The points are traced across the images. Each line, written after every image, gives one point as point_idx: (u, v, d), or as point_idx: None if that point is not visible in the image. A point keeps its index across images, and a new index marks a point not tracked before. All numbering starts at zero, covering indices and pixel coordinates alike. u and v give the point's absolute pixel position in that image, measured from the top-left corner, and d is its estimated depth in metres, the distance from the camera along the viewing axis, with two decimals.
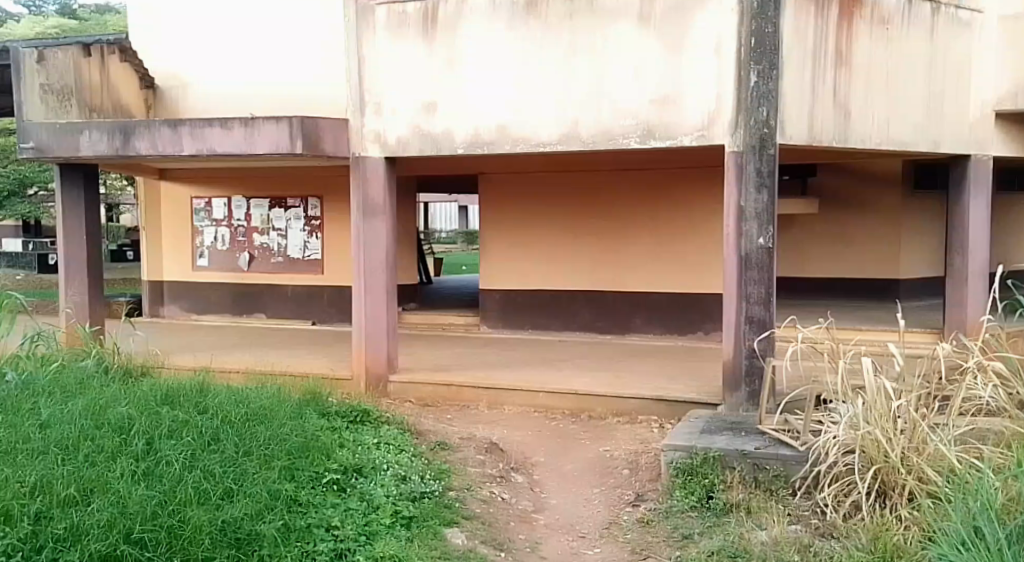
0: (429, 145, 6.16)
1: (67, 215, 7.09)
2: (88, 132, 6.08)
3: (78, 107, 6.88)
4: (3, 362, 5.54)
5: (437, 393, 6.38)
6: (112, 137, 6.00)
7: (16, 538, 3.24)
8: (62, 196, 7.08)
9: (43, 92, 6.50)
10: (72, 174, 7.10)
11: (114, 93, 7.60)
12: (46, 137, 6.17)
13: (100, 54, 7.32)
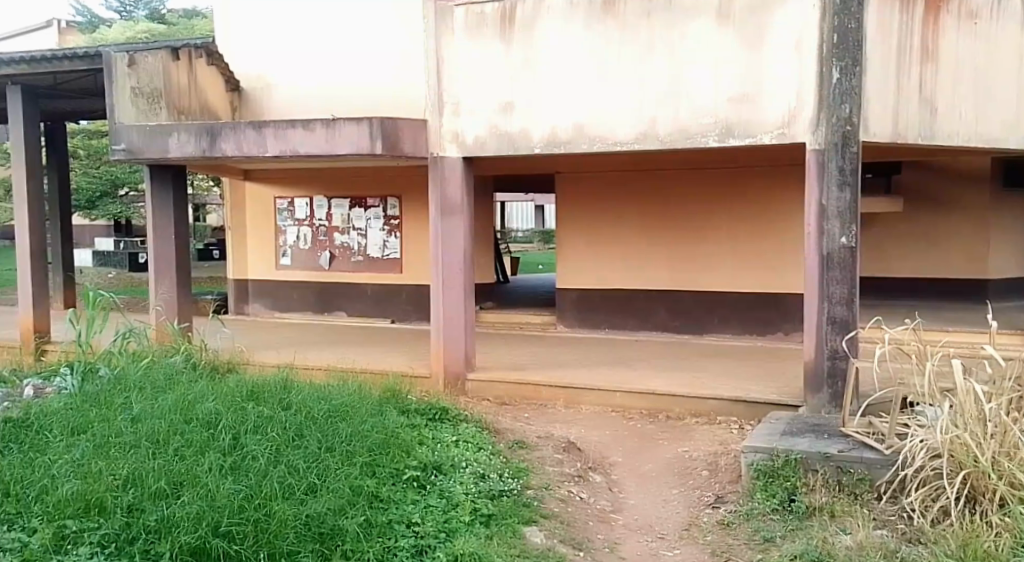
0: (506, 146, 6.20)
1: (156, 214, 7.29)
2: (177, 134, 6.31)
3: (167, 109, 7.14)
4: (97, 359, 5.78)
5: (512, 391, 6.46)
6: (200, 139, 6.22)
7: (112, 530, 3.63)
8: (153, 195, 7.29)
9: (133, 95, 6.75)
10: (162, 174, 7.30)
11: (201, 95, 7.95)
12: (137, 138, 6.41)
13: (187, 57, 7.64)
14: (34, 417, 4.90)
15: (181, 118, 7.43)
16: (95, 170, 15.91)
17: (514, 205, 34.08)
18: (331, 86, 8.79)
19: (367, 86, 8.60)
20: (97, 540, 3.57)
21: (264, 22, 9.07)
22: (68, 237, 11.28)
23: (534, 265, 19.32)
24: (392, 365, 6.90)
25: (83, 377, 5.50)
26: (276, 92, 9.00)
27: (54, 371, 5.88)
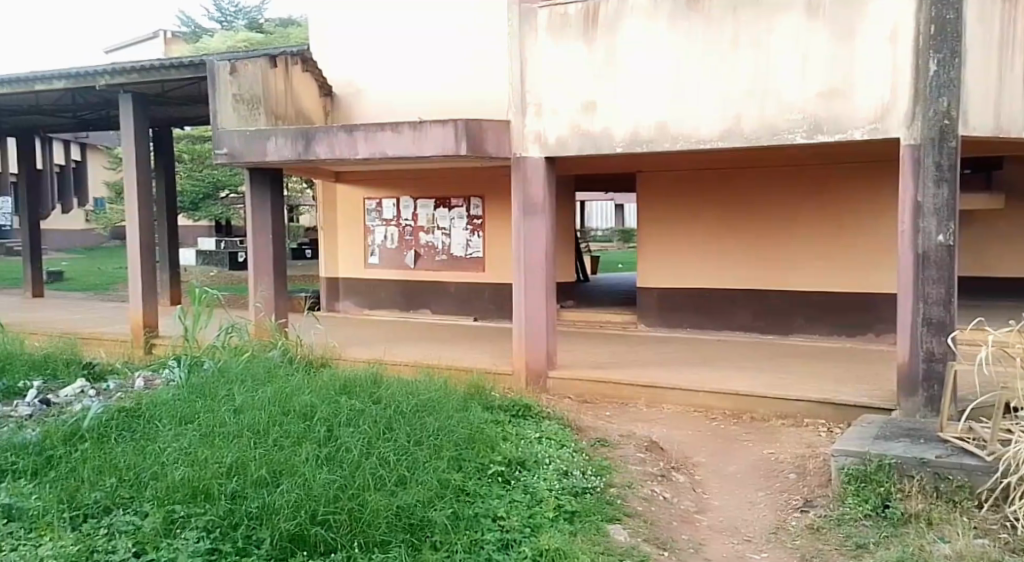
0: (588, 145, 6.24)
1: (256, 215, 7.66)
2: (274, 138, 6.70)
3: (265, 114, 7.59)
4: (202, 353, 6.13)
5: (594, 390, 6.50)
6: (296, 142, 6.60)
7: (217, 516, 3.82)
8: (251, 197, 7.64)
9: (235, 102, 7.15)
10: (262, 177, 7.64)
11: (297, 101, 8.38)
12: (238, 144, 6.86)
13: (285, 65, 8.05)
14: (146, 407, 5.21)
15: (278, 123, 7.86)
16: (200, 174, 16.37)
17: (591, 205, 33.81)
18: (416, 89, 9.03)
19: (451, 89, 8.80)
20: (203, 525, 3.76)
21: (352, 26, 9.37)
22: (173, 237, 11.93)
23: (613, 264, 19.20)
24: (479, 363, 7.05)
25: (190, 369, 5.84)
26: (365, 96, 9.35)
27: (162, 364, 6.35)
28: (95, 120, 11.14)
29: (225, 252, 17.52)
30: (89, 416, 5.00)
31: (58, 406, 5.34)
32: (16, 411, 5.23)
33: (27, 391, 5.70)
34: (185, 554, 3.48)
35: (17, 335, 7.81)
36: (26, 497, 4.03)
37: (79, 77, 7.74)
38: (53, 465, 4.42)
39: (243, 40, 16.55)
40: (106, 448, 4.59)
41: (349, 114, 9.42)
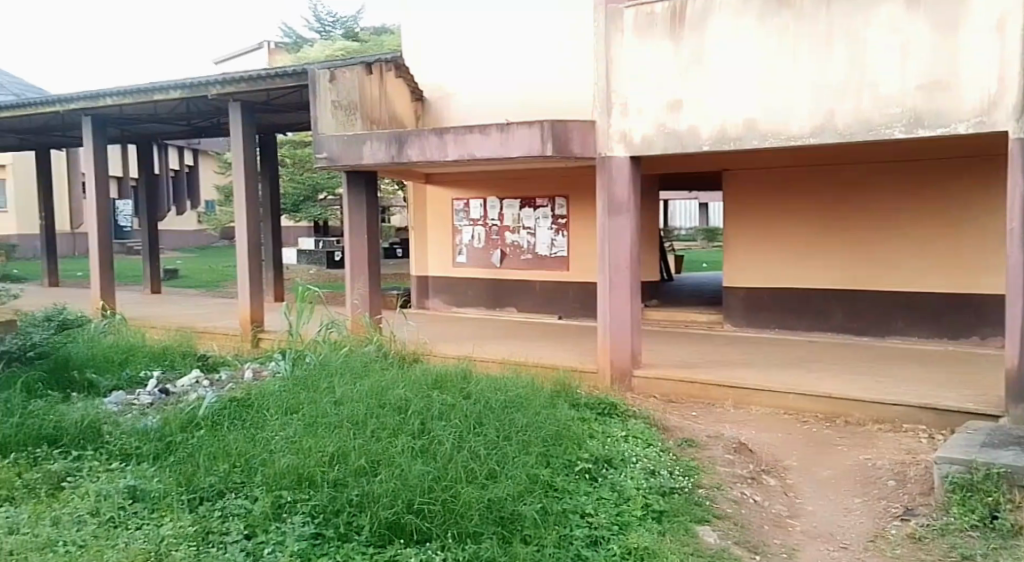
0: (673, 144, 6.21)
1: (353, 214, 7.97)
2: (369, 143, 7.15)
3: (360, 119, 7.93)
4: (304, 347, 6.46)
5: (682, 389, 6.46)
6: (389, 146, 7.01)
7: (321, 502, 4.03)
8: (349, 198, 7.96)
9: (334, 108, 7.52)
10: (356, 177, 7.91)
11: (390, 105, 8.74)
12: (336, 148, 7.33)
13: (379, 72, 8.42)
14: (255, 397, 5.55)
15: (374, 128, 8.20)
16: (301, 177, 16.98)
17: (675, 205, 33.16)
18: (503, 91, 9.18)
19: (538, 90, 8.90)
20: (308, 510, 3.98)
21: (442, 31, 9.62)
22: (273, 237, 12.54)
23: (699, 264, 18.86)
24: (566, 360, 7.13)
25: (294, 363, 6.20)
26: (453, 99, 9.58)
27: (269, 358, 6.79)
28: (206, 127, 11.83)
29: (322, 251, 18.16)
30: (203, 404, 5.35)
31: (177, 394, 5.80)
32: (140, 399, 5.71)
33: (149, 380, 6.20)
34: (292, 537, 3.68)
35: (139, 328, 8.44)
36: (149, 479, 4.35)
37: (193, 86, 8.26)
38: (173, 450, 4.75)
39: (340, 48, 17.07)
40: (219, 435, 4.90)
41: (440, 118, 9.68)
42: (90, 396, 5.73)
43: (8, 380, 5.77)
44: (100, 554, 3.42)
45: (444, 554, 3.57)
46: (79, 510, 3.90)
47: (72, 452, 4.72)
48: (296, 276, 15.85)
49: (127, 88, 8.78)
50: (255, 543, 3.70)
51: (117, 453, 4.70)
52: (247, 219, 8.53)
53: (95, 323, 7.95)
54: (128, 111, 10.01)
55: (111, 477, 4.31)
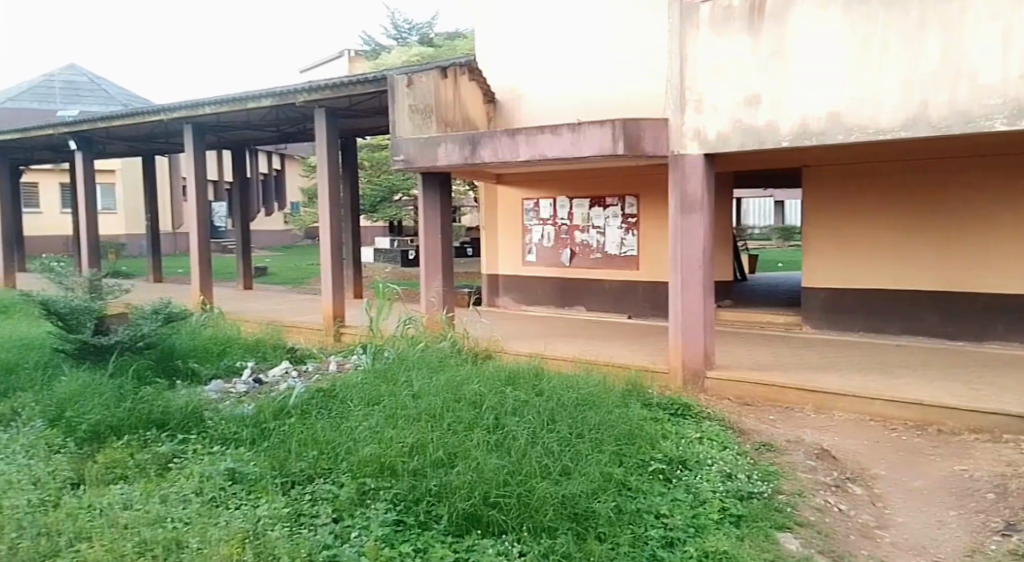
0: (750, 139, 6.17)
1: (427, 215, 8.22)
2: (444, 145, 7.49)
3: (436, 122, 8.18)
4: (382, 342, 6.74)
5: (758, 392, 6.40)
6: (462, 147, 7.34)
7: (402, 490, 4.20)
8: (424, 198, 8.20)
9: (411, 112, 7.84)
10: (431, 178, 8.18)
11: (464, 108, 8.95)
12: (413, 150, 7.67)
13: (454, 76, 8.64)
14: (339, 389, 5.85)
15: (448, 130, 8.44)
16: (377, 179, 17.45)
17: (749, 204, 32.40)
18: (574, 90, 9.27)
19: (609, 90, 8.95)
20: (390, 498, 4.15)
21: (516, 34, 9.82)
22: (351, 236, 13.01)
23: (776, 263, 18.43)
24: (637, 359, 7.17)
25: (374, 356, 6.52)
26: (526, 100, 9.74)
27: (352, 351, 7.17)
28: (294, 133, 12.37)
29: (397, 251, 18.62)
30: (293, 394, 5.72)
31: (269, 385, 6.33)
32: (236, 388, 6.25)
33: (243, 370, 6.84)
34: (376, 523, 3.87)
35: (235, 321, 8.97)
36: (245, 463, 4.65)
37: (281, 94, 8.66)
38: (266, 436, 5.09)
39: (416, 53, 17.46)
40: (307, 423, 5.20)
41: (511, 119, 9.87)
42: (193, 384, 6.36)
43: (121, 367, 6.39)
44: (203, 531, 3.70)
45: (521, 547, 3.67)
46: (184, 489, 4.23)
47: (178, 435, 5.13)
48: (374, 274, 16.35)
49: (222, 97, 9.28)
50: (342, 527, 3.90)
51: (217, 437, 5.09)
52: (329, 220, 8.90)
53: (196, 317, 8.54)
54: (222, 120, 10.59)
55: (212, 460, 4.65)
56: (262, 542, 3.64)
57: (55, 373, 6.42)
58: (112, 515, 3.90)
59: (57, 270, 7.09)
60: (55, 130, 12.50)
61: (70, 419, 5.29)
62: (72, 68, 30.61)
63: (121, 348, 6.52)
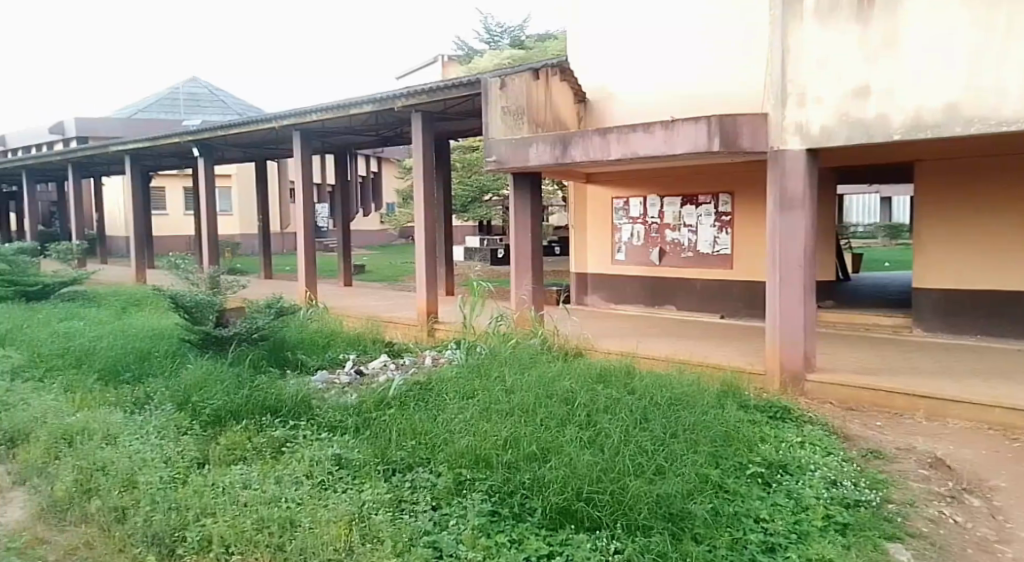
0: (858, 132, 6.00)
1: (518, 213, 8.39)
2: (536, 145, 7.70)
3: (527, 122, 8.41)
4: (477, 338, 6.97)
5: (861, 396, 6.18)
6: (554, 148, 7.53)
7: (497, 482, 4.31)
8: (515, 197, 8.37)
9: (504, 114, 8.06)
10: (523, 179, 8.34)
11: (555, 108, 9.09)
12: (505, 151, 7.94)
13: (546, 77, 8.80)
14: (434, 382, 6.09)
15: (540, 131, 8.62)
16: (469, 180, 17.77)
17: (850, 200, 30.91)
18: (666, 88, 9.24)
19: (702, 86, 8.85)
20: (486, 489, 4.27)
21: (607, 32, 9.87)
22: (444, 234, 13.37)
23: (881, 262, 17.57)
24: (732, 360, 7.06)
25: (467, 351, 6.79)
26: (616, 99, 9.80)
27: (446, 346, 7.45)
28: (392, 137, 12.84)
29: (487, 249, 18.92)
30: (393, 386, 6.01)
31: (369, 376, 6.66)
32: (340, 378, 6.63)
33: (347, 362, 7.22)
34: (473, 513, 3.99)
35: (338, 316, 9.43)
36: (350, 449, 4.91)
37: (382, 100, 8.99)
38: (369, 425, 5.36)
39: (508, 56, 17.69)
40: (406, 414, 5.43)
41: (601, 118, 9.97)
42: (301, 373, 6.80)
43: (239, 358, 6.90)
44: (315, 512, 3.94)
45: (617, 543, 3.70)
46: (296, 472, 4.51)
47: (290, 421, 5.48)
48: (467, 272, 16.70)
49: (327, 104, 9.72)
50: (440, 514, 4.04)
51: (325, 424, 5.41)
52: (424, 220, 9.16)
53: (304, 312, 9.02)
54: (327, 125, 11.10)
55: (321, 446, 4.94)
56: (367, 525, 3.84)
57: (182, 360, 7.00)
58: (233, 493, 4.21)
59: (181, 267, 7.65)
60: (178, 139, 13.44)
61: (195, 405, 5.76)
62: (194, 80, 32.80)
63: (239, 339, 7.06)
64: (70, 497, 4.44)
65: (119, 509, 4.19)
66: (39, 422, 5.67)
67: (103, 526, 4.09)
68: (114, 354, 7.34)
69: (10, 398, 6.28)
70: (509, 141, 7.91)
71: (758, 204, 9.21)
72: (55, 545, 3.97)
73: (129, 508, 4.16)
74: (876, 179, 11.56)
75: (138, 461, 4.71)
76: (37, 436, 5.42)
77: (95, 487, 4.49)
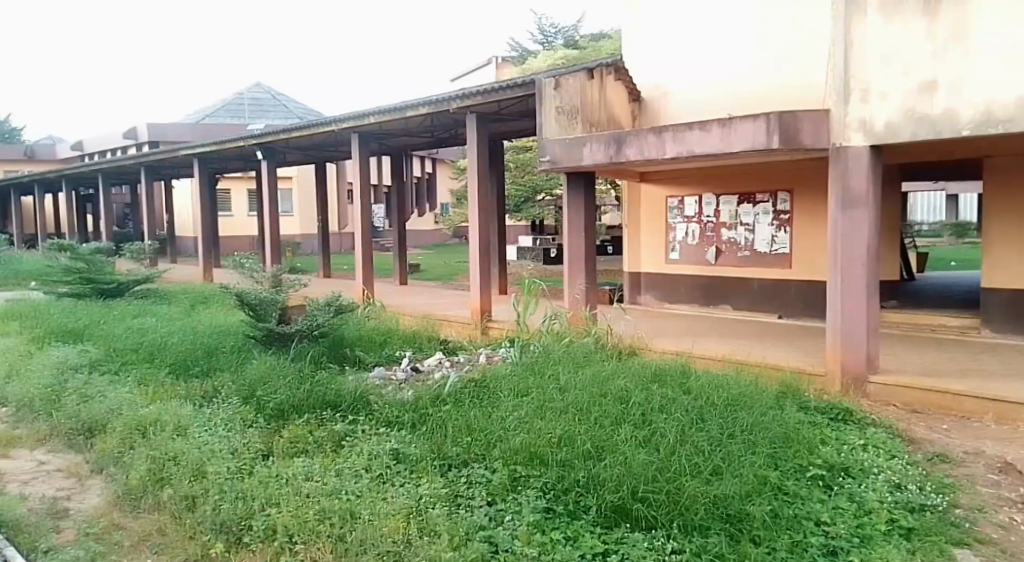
0: (925, 128, 5.84)
1: (571, 212, 8.46)
2: (589, 145, 7.76)
3: (581, 122, 8.44)
4: (531, 337, 7.04)
5: (927, 399, 5.99)
6: (608, 147, 7.58)
7: (551, 480, 4.34)
8: (569, 197, 8.43)
9: (558, 114, 8.12)
10: (576, 178, 8.39)
11: (610, 107, 9.10)
12: (558, 151, 8.03)
13: (600, 76, 8.81)
14: (489, 379, 6.17)
15: (594, 130, 8.63)
16: (522, 180, 17.84)
17: (915, 198, 29.84)
18: (721, 85, 9.15)
19: (759, 83, 8.73)
20: (540, 486, 4.30)
21: (662, 31, 9.83)
22: (497, 233, 13.49)
23: (948, 262, 16.91)
24: (790, 361, 6.95)
25: (521, 349, 6.86)
26: (671, 98, 9.76)
27: (499, 344, 7.54)
28: (446, 138, 13.02)
29: (539, 248, 18.97)
30: (448, 383, 6.12)
31: (425, 373, 6.81)
32: (396, 374, 6.79)
33: (403, 359, 7.38)
34: (528, 509, 4.03)
35: (394, 314, 9.63)
36: (407, 444, 5.01)
37: (437, 102, 9.14)
38: (425, 420, 5.47)
39: (562, 56, 17.70)
40: (461, 411, 5.52)
41: (657, 116, 9.98)
42: (360, 369, 6.99)
43: (301, 354, 7.13)
44: (374, 504, 4.05)
45: (673, 543, 3.69)
46: (356, 465, 4.64)
47: (349, 416, 5.63)
48: (520, 271, 16.79)
49: (384, 107, 9.92)
50: (496, 510, 4.10)
51: (382, 419, 5.54)
52: (477, 220, 9.25)
53: (362, 310, 9.25)
54: (384, 128, 11.32)
55: (379, 440, 5.06)
56: (425, 518, 3.92)
57: (248, 355, 7.27)
58: (296, 484, 4.36)
59: (246, 266, 7.93)
60: (241, 143, 13.91)
61: (260, 399, 5.98)
62: (257, 85, 33.83)
63: (300, 336, 7.29)
64: (144, 485, 4.67)
65: (189, 498, 4.39)
66: (115, 414, 5.98)
67: (175, 514, 4.29)
68: (184, 349, 7.67)
69: (90, 390, 6.64)
70: (562, 142, 7.98)
71: (818, 202, 9.01)
72: (131, 531, 4.19)
73: (199, 497, 4.35)
74: (943, 175, 11.15)
75: (207, 452, 4.91)
76: (114, 427, 5.71)
77: (166, 476, 4.70)
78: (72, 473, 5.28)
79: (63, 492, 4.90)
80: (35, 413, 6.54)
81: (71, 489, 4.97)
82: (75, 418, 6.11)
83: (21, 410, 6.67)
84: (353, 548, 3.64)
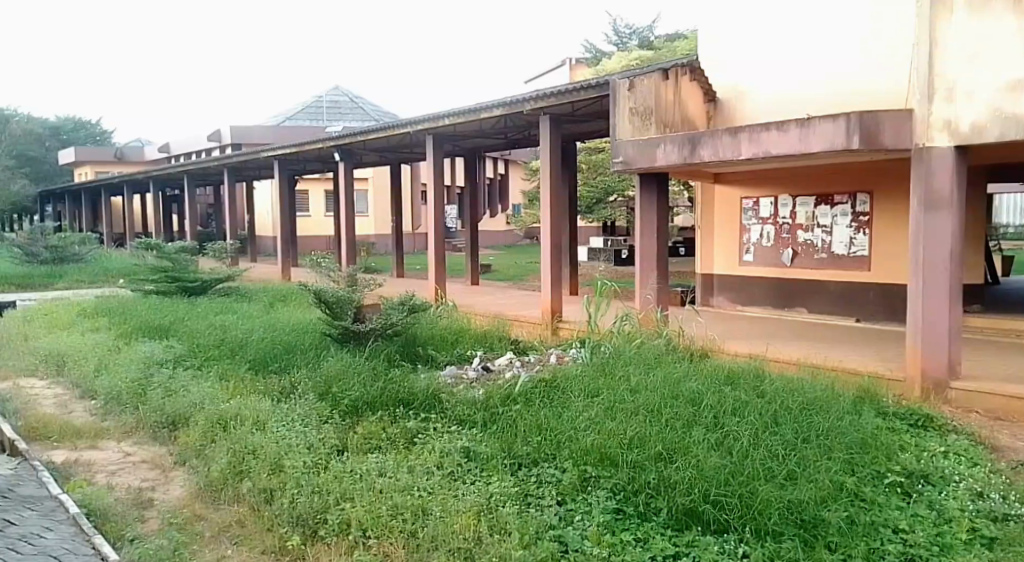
0: (1014, 128, 5.63)
1: (644, 212, 8.53)
2: (663, 146, 7.81)
3: (655, 123, 8.47)
4: (602, 339, 7.09)
5: (1014, 407, 5.74)
6: (682, 148, 7.61)
7: (622, 480, 4.33)
8: (641, 198, 8.53)
9: (631, 115, 8.17)
10: (649, 179, 8.51)
11: (682, 107, 9.11)
12: (631, 152, 8.13)
13: (675, 76, 8.86)
14: (560, 379, 6.23)
15: (667, 132, 8.65)
16: (593, 180, 17.86)
17: (1005, 198, 28.36)
18: (799, 85, 9.05)
19: (836, 82, 8.59)
20: (611, 486, 4.32)
21: (738, 29, 9.74)
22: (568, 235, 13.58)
23: None
24: (870, 366, 6.78)
25: (592, 350, 6.91)
26: (745, 98, 9.73)
27: (570, 345, 7.62)
28: (516, 140, 13.19)
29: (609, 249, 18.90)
30: (520, 382, 6.21)
31: (496, 372, 6.93)
32: (468, 373, 6.94)
33: (474, 358, 7.54)
34: (598, 509, 4.06)
35: (465, 313, 9.82)
36: (478, 442, 5.12)
37: (511, 104, 9.25)
38: (495, 420, 5.58)
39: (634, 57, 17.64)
40: (531, 411, 5.59)
41: (731, 116, 9.91)
42: (433, 368, 7.17)
43: (376, 351, 7.37)
44: (445, 501, 4.16)
45: (745, 548, 3.67)
46: (427, 463, 4.76)
47: (422, 413, 5.80)
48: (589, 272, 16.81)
49: (458, 109, 10.10)
50: (567, 510, 4.13)
51: (455, 417, 5.68)
52: (549, 220, 9.32)
53: (433, 308, 9.46)
54: (455, 130, 11.52)
55: (451, 439, 5.18)
56: (495, 516, 3.98)
57: (327, 351, 7.54)
58: (369, 480, 4.50)
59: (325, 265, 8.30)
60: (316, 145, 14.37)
61: (336, 395, 6.20)
62: (335, 89, 34.79)
63: (375, 334, 7.55)
64: (224, 479, 4.88)
65: (266, 491, 4.57)
66: (198, 407, 6.28)
67: (253, 506, 4.48)
68: (265, 345, 7.99)
69: (175, 384, 6.99)
70: (636, 143, 8.06)
71: (899, 202, 8.75)
72: (211, 522, 4.40)
73: (276, 490, 4.54)
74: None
75: (284, 447, 5.12)
76: (197, 420, 6.01)
77: (246, 470, 4.92)
78: (157, 464, 5.56)
79: (149, 483, 5.18)
80: (123, 405, 6.91)
81: (155, 480, 5.24)
82: (159, 411, 6.44)
83: (109, 402, 7.05)
84: (425, 544, 3.73)
